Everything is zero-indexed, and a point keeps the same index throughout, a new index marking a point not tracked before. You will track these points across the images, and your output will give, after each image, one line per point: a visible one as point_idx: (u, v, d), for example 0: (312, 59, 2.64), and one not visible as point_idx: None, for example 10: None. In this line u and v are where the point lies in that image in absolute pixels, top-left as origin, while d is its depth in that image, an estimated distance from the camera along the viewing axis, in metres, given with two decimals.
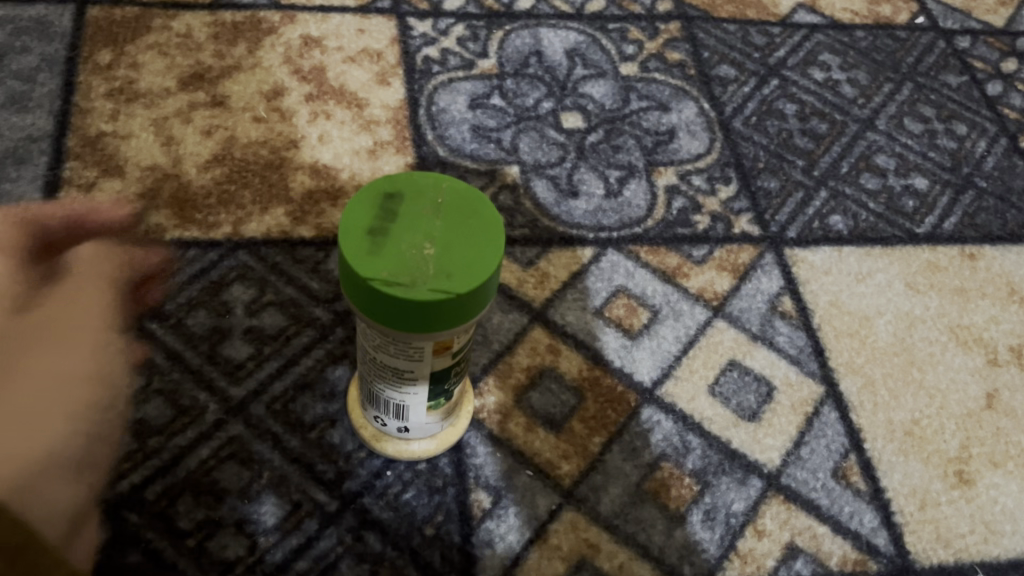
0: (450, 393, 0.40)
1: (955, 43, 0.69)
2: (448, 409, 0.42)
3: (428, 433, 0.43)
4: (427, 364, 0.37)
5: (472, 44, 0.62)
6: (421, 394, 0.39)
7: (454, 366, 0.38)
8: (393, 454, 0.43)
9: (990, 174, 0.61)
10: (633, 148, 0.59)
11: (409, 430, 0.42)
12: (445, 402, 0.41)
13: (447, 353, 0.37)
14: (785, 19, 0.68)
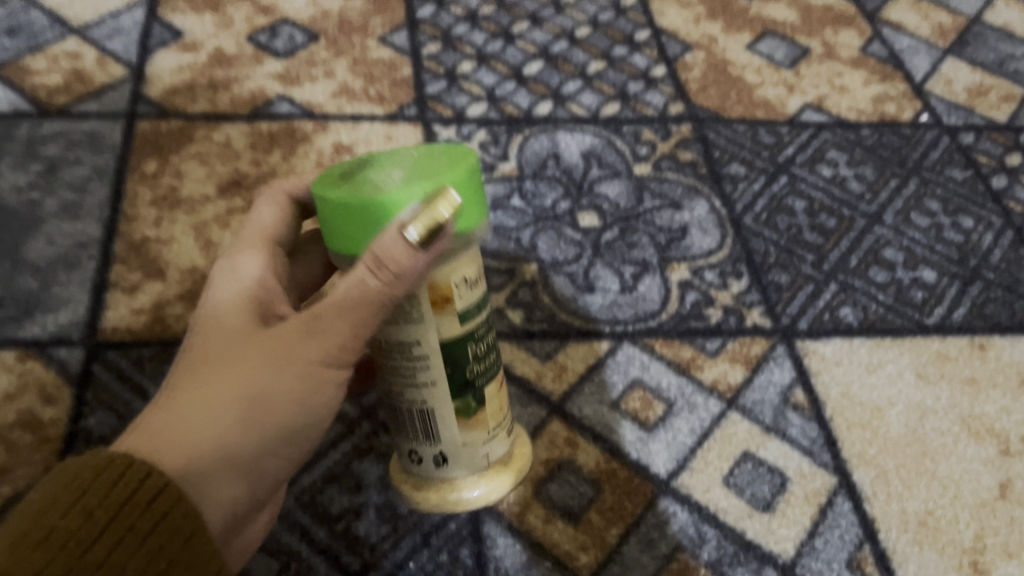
0: (475, 392, 0.41)
1: (959, 139, 0.71)
2: (479, 420, 0.42)
3: (466, 462, 0.43)
4: (433, 328, 0.38)
5: (494, 148, 0.66)
6: (441, 384, 0.40)
7: (465, 342, 0.39)
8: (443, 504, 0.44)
9: (998, 266, 0.62)
10: (648, 245, 0.61)
11: (445, 459, 0.43)
12: (474, 406, 0.42)
13: (450, 315, 0.38)
14: (793, 118, 0.72)
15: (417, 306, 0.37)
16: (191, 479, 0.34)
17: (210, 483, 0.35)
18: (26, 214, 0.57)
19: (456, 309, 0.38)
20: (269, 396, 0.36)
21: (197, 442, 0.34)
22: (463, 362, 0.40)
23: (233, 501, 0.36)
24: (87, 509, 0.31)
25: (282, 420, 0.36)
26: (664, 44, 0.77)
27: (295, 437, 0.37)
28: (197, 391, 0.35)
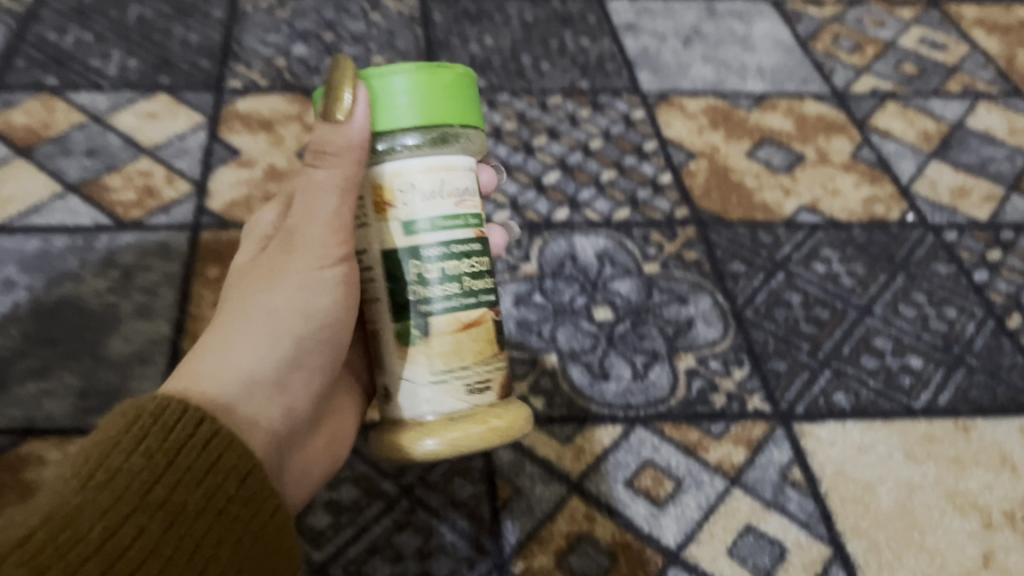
0: (416, 321, 0.46)
1: (943, 236, 0.78)
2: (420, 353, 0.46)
3: (410, 405, 0.46)
4: (376, 233, 0.46)
5: (517, 250, 0.73)
6: (382, 301, 0.47)
7: (402, 257, 0.46)
8: (388, 454, 0.46)
9: (980, 353, 0.68)
10: (657, 337, 0.67)
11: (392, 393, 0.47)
12: (414, 338, 0.46)
13: (393, 221, 0.45)
14: (789, 219, 0.78)
15: (365, 207, 0.46)
16: (224, 393, 0.44)
17: (245, 391, 0.45)
18: (106, 316, 0.65)
19: (397, 218, 0.45)
20: (271, 316, 0.47)
21: (222, 368, 0.45)
22: (399, 278, 0.46)
23: (276, 410, 0.46)
24: (145, 450, 0.38)
25: (290, 329, 0.47)
26: (670, 154, 0.85)
27: (306, 345, 0.48)
28: (219, 331, 0.47)
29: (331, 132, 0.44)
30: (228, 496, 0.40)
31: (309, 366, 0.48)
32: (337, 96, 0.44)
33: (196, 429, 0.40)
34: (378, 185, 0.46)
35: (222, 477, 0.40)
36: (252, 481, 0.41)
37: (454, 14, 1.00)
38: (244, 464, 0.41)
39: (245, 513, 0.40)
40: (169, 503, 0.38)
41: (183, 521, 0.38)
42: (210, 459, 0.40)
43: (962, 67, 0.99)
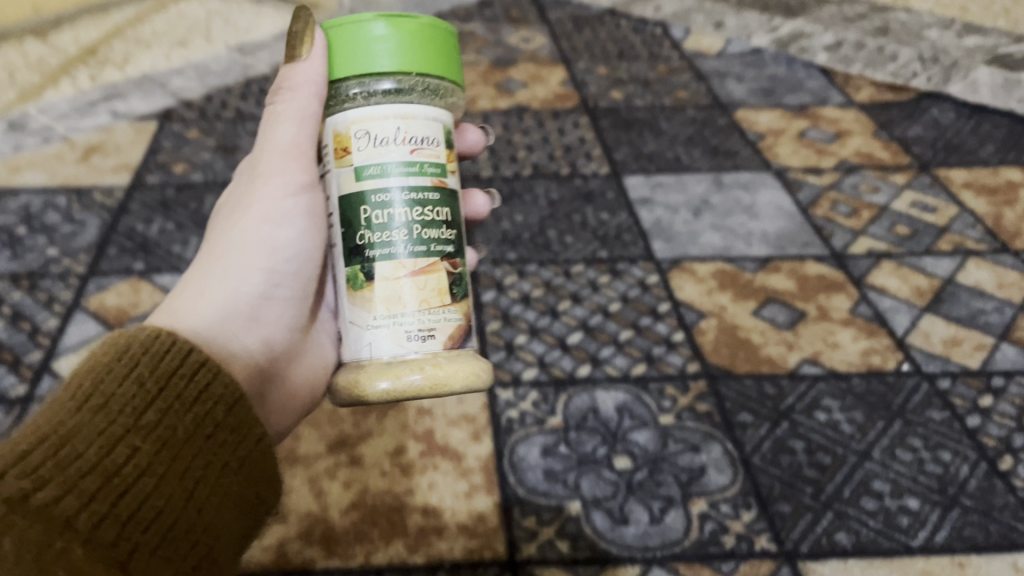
0: (363, 270, 0.56)
1: (937, 384, 0.85)
2: (363, 299, 0.55)
3: (361, 345, 0.56)
4: (334, 177, 0.57)
5: (544, 405, 0.82)
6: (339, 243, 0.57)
7: (355, 204, 0.55)
8: (343, 391, 0.56)
9: (974, 494, 0.73)
10: (672, 483, 0.74)
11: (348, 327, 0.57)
12: (359, 283, 0.56)
13: (349, 167, 0.56)
14: (792, 371, 0.86)
15: (326, 145, 0.58)
16: (207, 321, 0.58)
17: (221, 315, 0.59)
18: None
19: (352, 163, 0.55)
20: (245, 260, 0.62)
21: (207, 300, 0.60)
22: (351, 225, 0.56)
23: (253, 337, 0.61)
24: (132, 377, 0.47)
25: (262, 266, 0.62)
26: (683, 314, 0.94)
27: (275, 284, 0.63)
28: (199, 268, 0.62)
29: (295, 68, 0.59)
30: (213, 423, 0.50)
31: (278, 294, 0.63)
32: (300, 41, 0.59)
33: (179, 361, 0.50)
34: (336, 132, 0.56)
35: (206, 406, 0.50)
36: (234, 410, 0.51)
37: None
38: (225, 397, 0.51)
39: (229, 439, 0.51)
40: (159, 427, 0.47)
41: (173, 443, 0.47)
42: (192, 392, 0.49)
43: (952, 227, 1.08)
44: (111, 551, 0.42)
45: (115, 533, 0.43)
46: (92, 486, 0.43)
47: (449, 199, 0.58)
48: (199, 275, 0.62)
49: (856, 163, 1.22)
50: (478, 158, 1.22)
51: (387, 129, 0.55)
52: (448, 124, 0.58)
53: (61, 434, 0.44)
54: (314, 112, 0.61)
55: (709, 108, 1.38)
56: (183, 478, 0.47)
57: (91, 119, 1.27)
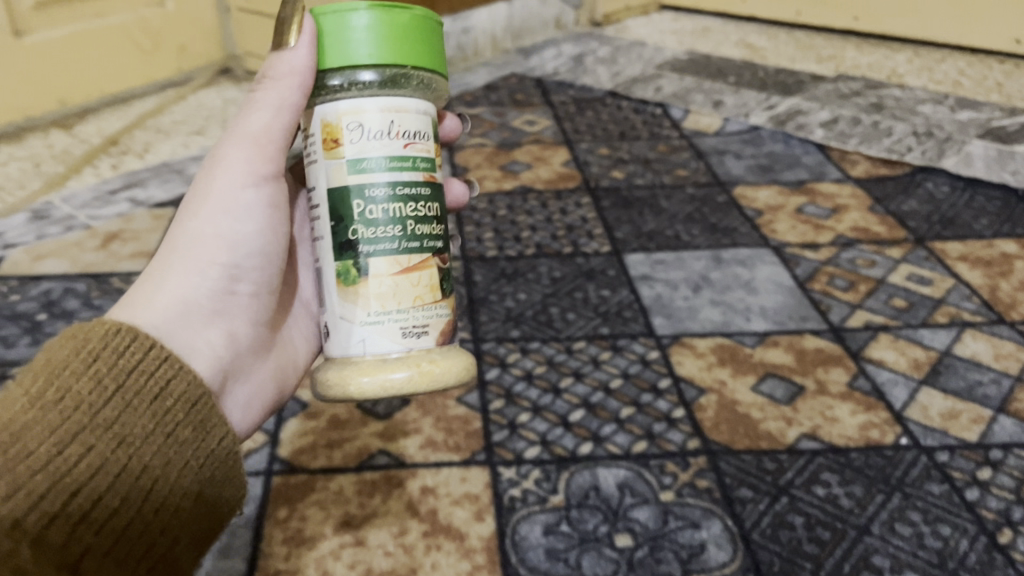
0: (353, 266, 0.60)
1: (936, 457, 0.86)
2: (354, 296, 0.60)
3: (354, 345, 0.60)
4: (322, 167, 0.60)
5: (546, 483, 0.83)
6: (326, 240, 0.61)
7: (348, 196, 0.59)
8: (334, 386, 0.60)
9: (974, 567, 0.74)
10: (672, 560, 0.75)
11: (338, 325, 0.61)
12: (350, 279, 0.60)
13: (339, 158, 0.59)
14: (791, 446, 0.87)
15: (311, 135, 0.61)
16: (161, 321, 0.61)
17: (179, 314, 0.62)
18: None
19: (343, 156, 0.59)
20: (206, 250, 0.64)
21: (165, 295, 0.62)
22: (343, 218, 0.60)
23: (212, 332, 0.64)
24: (89, 374, 0.53)
25: (224, 260, 0.64)
26: (683, 390, 0.96)
27: (239, 277, 0.66)
28: (161, 259, 0.65)
29: (281, 57, 0.61)
30: (172, 421, 0.56)
31: (239, 289, 0.66)
32: (288, 27, 0.61)
33: (138, 361, 0.55)
34: (326, 122, 0.60)
35: (153, 403, 0.55)
36: (192, 409, 0.57)
37: (492, 275, 1.17)
38: (183, 397, 0.57)
39: (187, 436, 0.57)
40: (116, 425, 0.53)
41: (130, 439, 0.53)
42: (151, 390, 0.55)
43: (948, 299, 1.10)
44: (57, 546, 0.49)
45: (60, 530, 0.49)
46: (42, 483, 0.49)
47: (435, 192, 0.62)
48: (162, 260, 0.64)
49: (852, 238, 1.25)
50: (483, 239, 1.25)
51: (378, 122, 0.58)
52: (433, 117, 0.62)
53: (19, 428, 0.49)
54: (295, 102, 0.63)
55: (708, 185, 1.42)
56: (136, 473, 0.53)
57: (110, 207, 1.33)
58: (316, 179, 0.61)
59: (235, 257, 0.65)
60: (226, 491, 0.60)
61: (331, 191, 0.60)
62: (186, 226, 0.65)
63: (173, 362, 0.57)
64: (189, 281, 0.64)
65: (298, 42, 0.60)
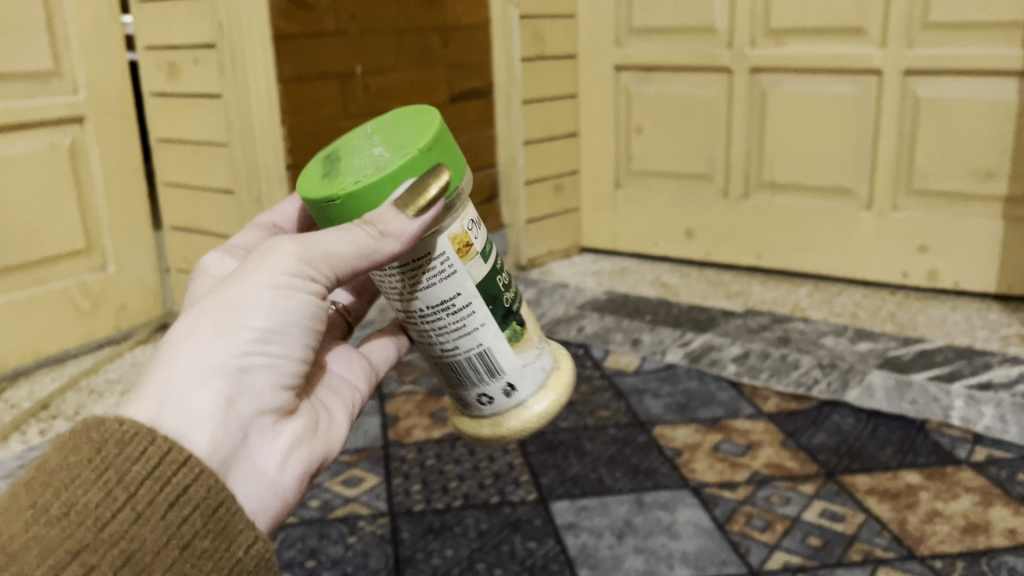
0: (514, 325, 0.79)
1: None
2: (523, 343, 0.80)
3: (532, 385, 0.81)
4: (463, 273, 0.74)
5: None
6: (486, 323, 0.77)
7: (492, 278, 0.76)
8: (535, 407, 0.81)
9: None
10: None
11: (514, 381, 0.80)
12: (516, 332, 0.79)
13: (474, 257, 0.74)
14: None
15: (433, 256, 0.72)
16: (184, 377, 0.61)
17: (204, 373, 0.62)
18: None
19: (477, 252, 0.74)
20: (244, 321, 0.64)
21: (194, 353, 0.62)
22: (497, 297, 0.77)
23: (232, 396, 0.63)
24: (98, 486, 0.53)
25: (258, 335, 0.65)
26: None
27: (268, 351, 0.66)
28: (191, 316, 0.64)
29: (388, 217, 0.66)
30: (188, 531, 0.55)
31: (265, 359, 0.66)
32: (421, 195, 0.67)
33: (152, 468, 0.55)
34: (456, 234, 0.72)
35: (163, 512, 0.54)
36: (214, 516, 0.56)
37: (418, 531, 1.18)
38: (201, 505, 0.56)
39: (205, 547, 0.55)
40: (122, 541, 0.53)
41: (136, 558, 0.53)
42: (165, 497, 0.54)
43: (860, 535, 1.14)
44: None
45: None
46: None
47: None
48: (193, 318, 0.64)
49: (767, 475, 1.30)
50: (412, 492, 1.28)
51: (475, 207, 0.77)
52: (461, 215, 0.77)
53: (14, 550, 0.50)
54: (378, 250, 0.67)
55: (629, 425, 1.48)
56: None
57: (6, 483, 1.32)
58: (458, 286, 0.74)
59: (268, 330, 0.66)
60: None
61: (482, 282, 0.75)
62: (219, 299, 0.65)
63: (194, 466, 0.56)
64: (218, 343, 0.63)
65: (420, 215, 0.67)
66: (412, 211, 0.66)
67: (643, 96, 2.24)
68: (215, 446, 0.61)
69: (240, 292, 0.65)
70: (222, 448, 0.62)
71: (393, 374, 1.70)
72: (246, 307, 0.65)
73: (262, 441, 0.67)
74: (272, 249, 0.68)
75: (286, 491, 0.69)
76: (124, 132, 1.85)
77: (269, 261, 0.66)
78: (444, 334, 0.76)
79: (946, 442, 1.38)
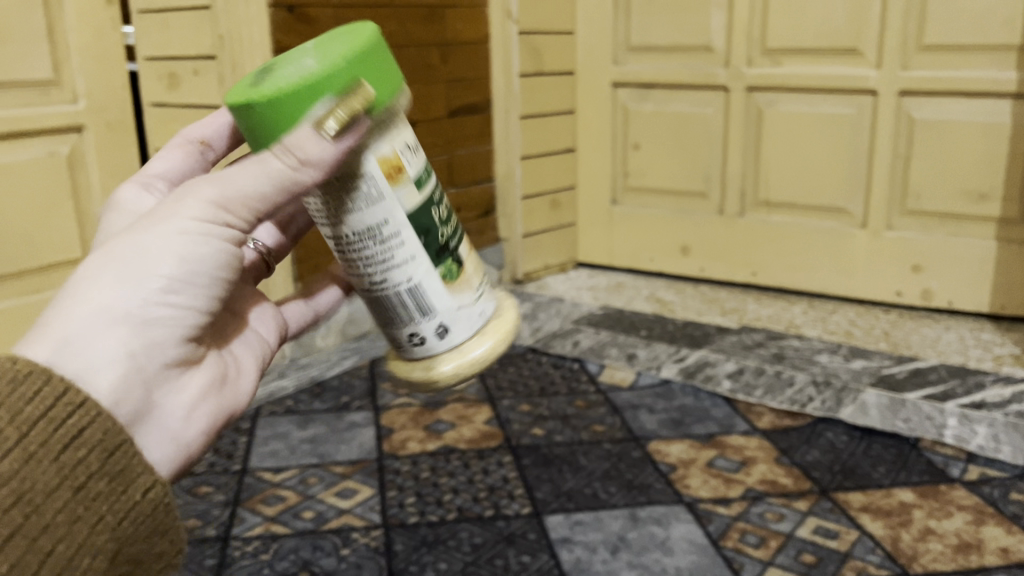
0: (449, 264, 0.76)
1: None
2: (459, 282, 0.77)
3: (470, 330, 0.78)
4: (393, 198, 0.70)
5: None
6: (417, 257, 0.73)
7: (425, 208, 0.73)
8: (470, 353, 0.78)
9: None
10: None
11: (447, 325, 0.77)
12: (451, 271, 0.76)
13: (406, 180, 0.71)
14: None
15: (364, 176, 0.68)
16: (80, 322, 0.59)
17: (103, 319, 0.60)
18: None
19: (410, 176, 0.71)
20: (146, 266, 0.62)
21: (93, 296, 0.60)
22: (432, 229, 0.73)
23: (131, 344, 0.62)
24: None
25: (165, 280, 0.63)
26: None
27: (175, 300, 0.64)
28: (97, 259, 0.62)
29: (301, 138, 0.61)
30: (84, 473, 0.55)
31: (174, 305, 0.64)
32: (335, 116, 0.61)
33: (47, 408, 0.55)
34: (384, 156, 0.69)
35: (56, 453, 0.54)
36: (111, 459, 0.57)
37: (412, 543, 1.18)
38: (99, 447, 0.56)
39: (100, 489, 0.56)
40: (13, 481, 0.52)
41: (27, 497, 0.53)
42: (60, 439, 0.54)
43: (853, 552, 1.14)
44: None
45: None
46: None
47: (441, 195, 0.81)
48: (96, 262, 0.62)
49: (761, 491, 1.30)
50: (406, 504, 1.28)
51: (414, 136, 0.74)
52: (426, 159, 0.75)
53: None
54: (295, 184, 0.63)
55: (624, 440, 1.48)
56: (30, 535, 0.53)
57: None
58: (387, 213, 0.70)
59: (177, 276, 0.63)
60: (154, 545, 0.60)
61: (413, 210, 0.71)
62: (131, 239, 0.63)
63: (91, 409, 0.56)
64: (120, 286, 0.61)
65: (340, 139, 0.62)
66: (333, 136, 0.61)
67: (639, 113, 2.25)
68: (115, 401, 0.60)
69: (150, 235, 0.63)
70: (123, 403, 0.61)
71: (389, 386, 1.70)
72: (153, 251, 0.62)
73: (168, 396, 0.66)
74: (186, 189, 0.64)
75: (190, 444, 0.68)
76: (124, 141, 1.86)
77: (180, 201, 0.64)
78: (371, 266, 0.73)
79: (940, 461, 1.38)
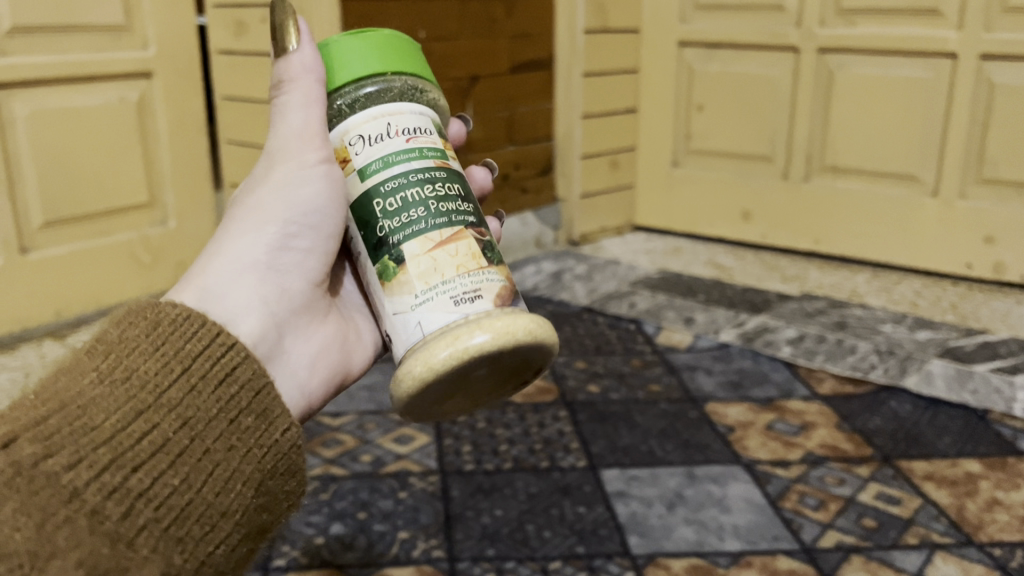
0: (389, 262, 0.70)
1: None
2: (394, 283, 0.70)
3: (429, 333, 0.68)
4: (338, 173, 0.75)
5: None
6: (364, 252, 0.73)
7: (365, 203, 0.72)
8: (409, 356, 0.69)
9: None
10: None
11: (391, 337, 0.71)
12: (389, 272, 0.70)
13: (351, 172, 0.73)
14: None
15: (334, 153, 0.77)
16: (220, 272, 0.76)
17: (238, 270, 0.76)
18: None
19: (353, 168, 0.72)
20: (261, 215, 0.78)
21: (226, 251, 0.77)
22: (370, 220, 0.72)
23: (264, 286, 0.77)
24: (158, 359, 0.64)
25: (275, 222, 0.78)
26: None
27: (294, 245, 0.78)
28: (227, 227, 0.79)
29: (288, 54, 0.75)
30: (235, 408, 0.65)
31: (293, 247, 0.78)
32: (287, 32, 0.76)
33: (204, 346, 0.65)
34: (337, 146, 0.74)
35: (214, 388, 0.65)
36: (257, 398, 0.66)
37: (468, 490, 1.19)
38: (247, 386, 0.66)
39: (248, 425, 0.65)
40: (179, 407, 0.63)
41: (192, 422, 0.63)
42: (216, 374, 0.65)
43: (916, 519, 1.12)
44: (113, 519, 0.57)
45: (118, 501, 0.58)
46: (102, 456, 0.58)
47: (453, 174, 0.73)
48: (225, 231, 0.79)
49: (822, 455, 1.28)
50: (462, 452, 1.28)
51: (411, 121, 0.72)
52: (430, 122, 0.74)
53: (85, 402, 0.60)
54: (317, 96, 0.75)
55: (681, 400, 1.46)
56: (195, 455, 0.62)
57: None
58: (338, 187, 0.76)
59: (292, 219, 0.77)
60: (286, 486, 0.68)
61: (343, 197, 0.75)
62: (249, 206, 0.79)
63: (239, 350, 0.67)
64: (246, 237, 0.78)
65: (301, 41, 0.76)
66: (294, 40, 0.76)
67: (705, 75, 2.21)
68: (256, 330, 0.76)
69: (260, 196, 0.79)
70: (261, 336, 0.76)
71: None
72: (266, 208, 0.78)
73: (298, 343, 0.80)
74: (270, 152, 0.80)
75: (317, 382, 0.81)
76: (191, 89, 1.88)
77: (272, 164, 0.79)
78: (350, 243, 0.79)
79: (1008, 433, 1.35)
